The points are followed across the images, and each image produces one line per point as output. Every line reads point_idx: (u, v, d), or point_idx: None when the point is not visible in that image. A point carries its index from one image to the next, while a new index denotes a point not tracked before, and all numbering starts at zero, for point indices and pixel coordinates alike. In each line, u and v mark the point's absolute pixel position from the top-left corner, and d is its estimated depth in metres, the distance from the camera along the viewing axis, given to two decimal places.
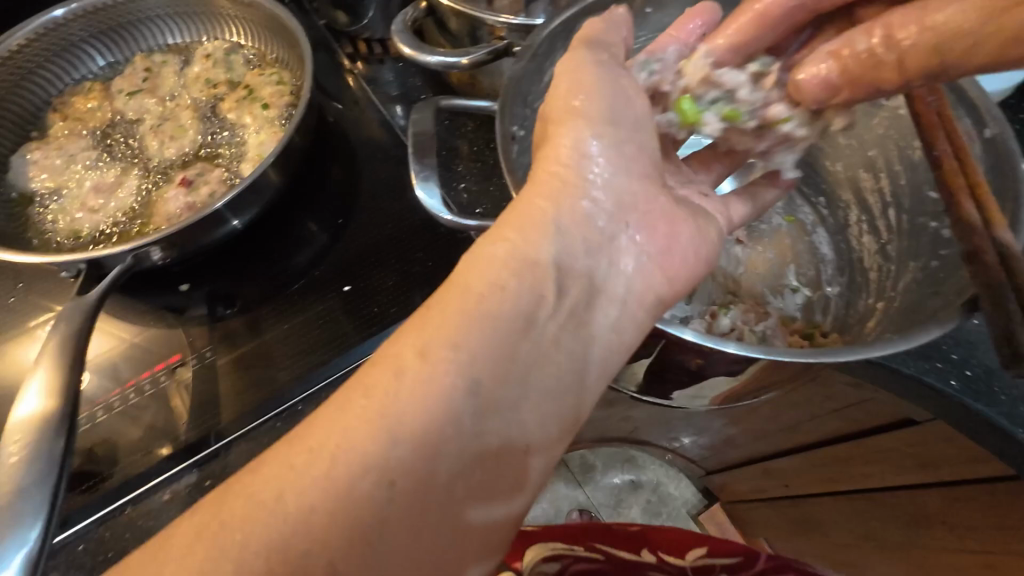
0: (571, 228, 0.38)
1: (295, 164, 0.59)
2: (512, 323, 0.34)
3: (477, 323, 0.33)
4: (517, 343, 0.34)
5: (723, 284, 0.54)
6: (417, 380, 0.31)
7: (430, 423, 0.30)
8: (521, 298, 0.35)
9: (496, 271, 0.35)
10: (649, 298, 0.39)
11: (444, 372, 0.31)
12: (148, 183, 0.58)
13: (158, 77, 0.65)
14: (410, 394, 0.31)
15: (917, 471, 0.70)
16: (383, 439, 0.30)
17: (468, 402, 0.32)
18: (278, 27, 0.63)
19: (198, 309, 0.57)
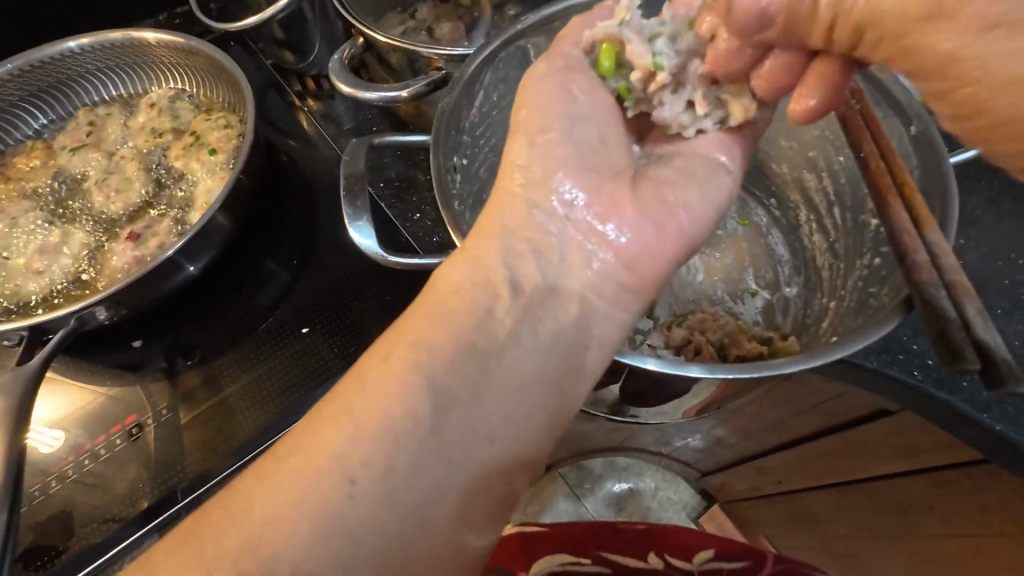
0: (521, 236, 0.37)
1: (244, 206, 0.58)
2: (468, 339, 0.33)
3: (430, 342, 0.33)
4: (472, 366, 0.33)
5: (684, 294, 0.54)
6: (371, 406, 0.31)
7: (388, 454, 0.30)
8: (473, 312, 0.34)
9: (449, 289, 0.35)
10: (618, 300, 0.37)
11: (399, 396, 0.31)
12: (96, 239, 0.57)
13: (102, 130, 0.64)
14: (363, 423, 0.30)
15: (898, 459, 0.70)
16: (332, 486, 0.28)
17: (426, 424, 0.31)
18: (219, 72, 0.62)
19: (155, 364, 0.56)
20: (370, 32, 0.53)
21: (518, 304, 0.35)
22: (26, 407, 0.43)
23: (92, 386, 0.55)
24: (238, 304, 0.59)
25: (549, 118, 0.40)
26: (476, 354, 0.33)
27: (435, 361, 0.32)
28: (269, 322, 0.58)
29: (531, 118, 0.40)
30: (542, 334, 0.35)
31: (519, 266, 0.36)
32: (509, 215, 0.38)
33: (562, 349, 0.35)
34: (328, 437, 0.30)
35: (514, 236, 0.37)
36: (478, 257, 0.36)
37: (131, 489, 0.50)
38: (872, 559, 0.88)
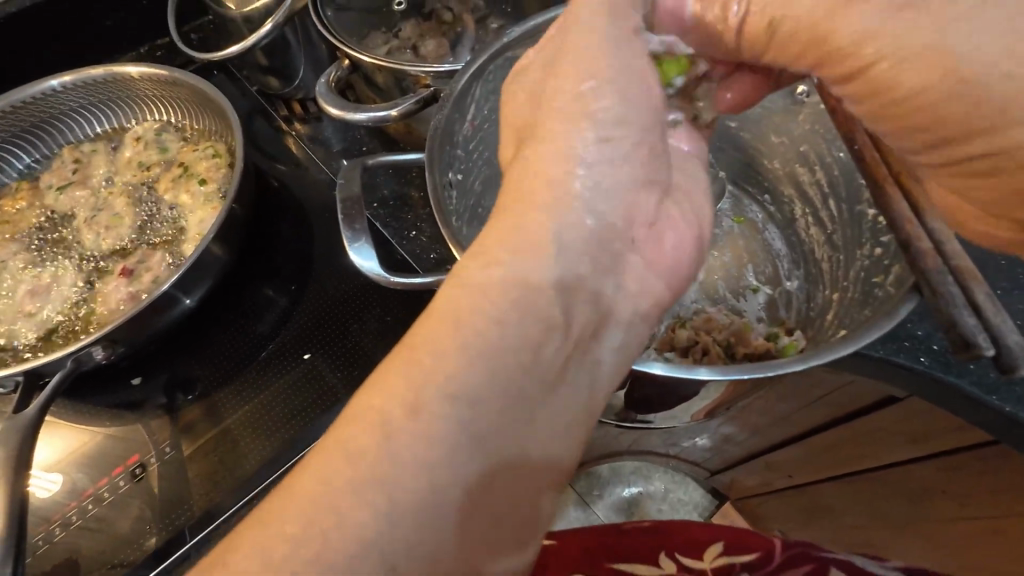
0: (566, 250, 0.31)
1: (238, 235, 0.57)
2: (510, 385, 0.28)
3: (468, 394, 0.27)
4: (520, 385, 0.28)
5: (685, 295, 0.54)
6: (403, 478, 0.25)
7: (424, 523, 0.25)
8: (517, 352, 0.28)
9: (479, 318, 0.28)
10: (659, 303, 0.34)
11: (437, 462, 0.26)
12: (88, 277, 0.57)
13: (88, 167, 0.64)
14: (393, 496, 0.25)
15: (908, 446, 0.70)
16: (363, 541, 0.24)
17: (468, 493, 0.26)
18: (205, 102, 0.62)
19: (155, 401, 0.55)
20: (356, 54, 0.53)
21: (564, 340, 0.30)
22: (27, 454, 0.42)
23: (91, 428, 0.54)
24: (236, 333, 0.58)
25: (575, 104, 0.34)
26: (520, 405, 0.28)
27: (474, 416, 0.27)
28: (270, 350, 0.58)
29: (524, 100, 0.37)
30: (587, 378, 0.30)
31: (565, 287, 0.30)
32: (553, 225, 0.31)
33: (602, 385, 0.31)
34: (349, 519, 0.25)
35: (564, 252, 0.31)
36: (508, 272, 0.30)
37: (138, 532, 0.49)
38: (888, 547, 0.88)
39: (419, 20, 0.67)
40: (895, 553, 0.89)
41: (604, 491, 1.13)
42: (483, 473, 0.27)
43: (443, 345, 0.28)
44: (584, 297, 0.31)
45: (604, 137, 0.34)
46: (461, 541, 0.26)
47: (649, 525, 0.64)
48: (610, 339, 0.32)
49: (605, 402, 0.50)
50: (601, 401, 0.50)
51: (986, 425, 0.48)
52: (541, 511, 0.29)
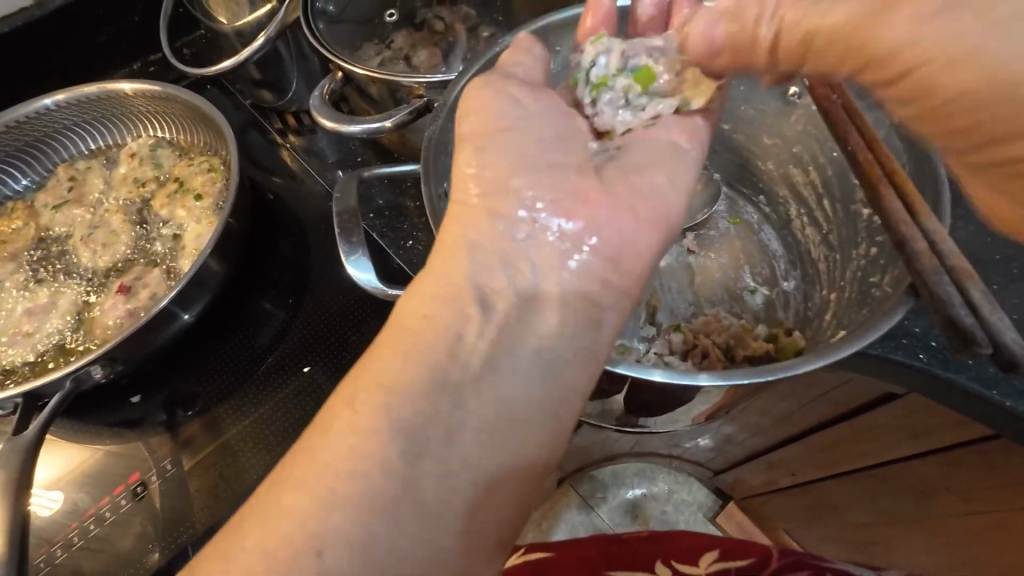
0: (484, 255, 0.38)
1: (235, 249, 0.57)
2: (439, 364, 0.33)
3: (399, 373, 0.33)
4: (449, 374, 0.33)
5: (683, 297, 0.54)
6: (344, 441, 0.31)
7: (367, 484, 0.30)
8: (444, 337, 0.34)
9: (415, 317, 0.36)
10: (596, 297, 0.38)
11: (375, 427, 0.31)
12: (86, 296, 0.56)
13: (83, 185, 0.64)
14: (343, 453, 0.30)
15: (910, 442, 0.70)
16: (315, 503, 0.29)
17: (408, 451, 0.31)
18: (199, 117, 0.62)
19: (156, 418, 0.54)
20: (349, 66, 0.53)
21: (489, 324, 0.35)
22: (28, 476, 0.41)
23: (91, 447, 0.53)
24: (233, 347, 0.58)
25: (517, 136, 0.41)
26: (450, 381, 0.33)
27: (408, 389, 0.32)
28: (269, 363, 0.57)
29: (506, 122, 0.40)
30: (519, 356, 0.35)
31: (486, 285, 0.37)
32: (474, 232, 0.38)
33: (544, 365, 0.35)
34: (309, 476, 0.30)
35: (481, 254, 0.38)
36: (443, 281, 0.37)
37: (140, 551, 0.48)
38: (893, 544, 0.88)
39: (410, 30, 0.68)
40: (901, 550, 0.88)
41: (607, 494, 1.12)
42: (416, 439, 0.31)
43: (387, 343, 0.35)
44: (512, 291, 0.37)
45: (528, 158, 0.40)
46: (407, 494, 0.30)
47: (648, 534, 0.66)
48: (543, 325, 0.36)
49: (604, 406, 0.50)
50: (601, 405, 0.50)
51: (987, 420, 0.48)
52: (504, 476, 0.32)
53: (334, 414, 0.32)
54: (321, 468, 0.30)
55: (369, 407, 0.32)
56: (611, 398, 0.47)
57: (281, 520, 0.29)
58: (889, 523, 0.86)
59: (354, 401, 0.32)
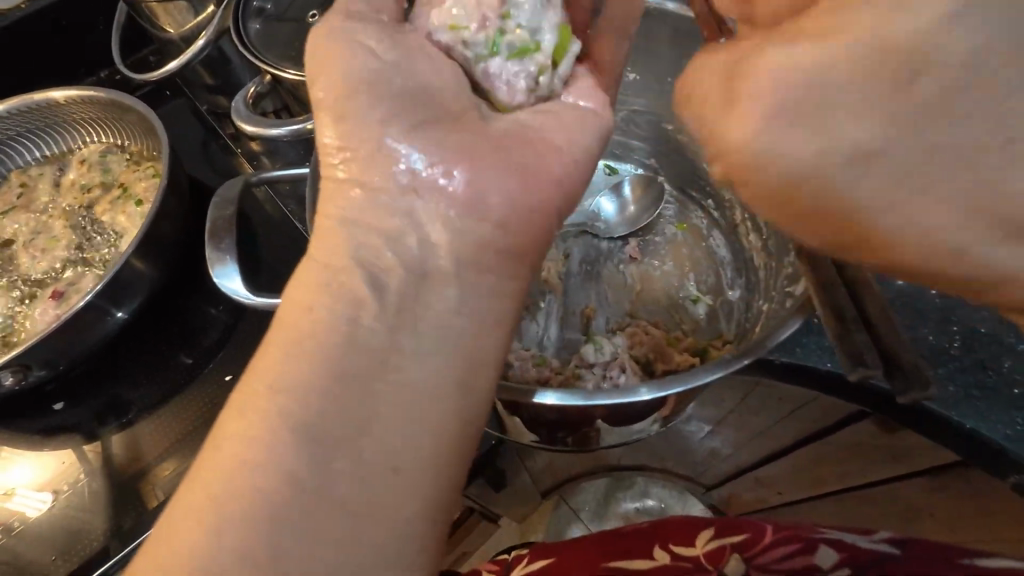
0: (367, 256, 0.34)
1: (165, 254, 0.56)
2: (338, 359, 0.31)
3: (292, 372, 0.31)
4: (348, 357, 0.31)
5: (621, 305, 0.51)
6: (249, 455, 0.29)
7: (277, 481, 0.29)
8: (335, 331, 0.32)
9: (306, 310, 0.33)
10: None
11: (276, 439, 0.29)
12: (20, 300, 0.56)
13: (33, 192, 0.64)
14: (244, 466, 0.29)
15: (888, 463, 0.67)
16: (224, 505, 0.28)
17: (322, 448, 0.29)
18: (141, 123, 0.62)
19: (81, 426, 0.54)
20: (276, 71, 0.53)
21: (387, 307, 0.33)
22: None
23: (21, 453, 0.53)
24: (167, 354, 0.57)
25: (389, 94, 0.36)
26: (345, 376, 0.31)
27: (300, 390, 0.30)
28: (199, 369, 0.56)
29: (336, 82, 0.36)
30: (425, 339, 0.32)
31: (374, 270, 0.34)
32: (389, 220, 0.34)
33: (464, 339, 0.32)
34: (219, 482, 0.29)
35: (386, 264, 0.34)
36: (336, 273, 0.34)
37: (48, 560, 0.48)
38: None
39: None
40: None
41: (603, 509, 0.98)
42: (324, 437, 0.30)
43: (269, 357, 0.32)
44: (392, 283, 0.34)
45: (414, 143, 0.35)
46: (327, 490, 0.29)
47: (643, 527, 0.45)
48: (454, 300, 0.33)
49: (509, 426, 0.46)
50: (506, 425, 0.46)
51: (951, 442, 0.45)
52: None
53: (230, 441, 0.30)
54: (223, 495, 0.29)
55: (270, 412, 0.30)
56: (509, 418, 0.44)
57: (193, 529, 0.28)
58: None
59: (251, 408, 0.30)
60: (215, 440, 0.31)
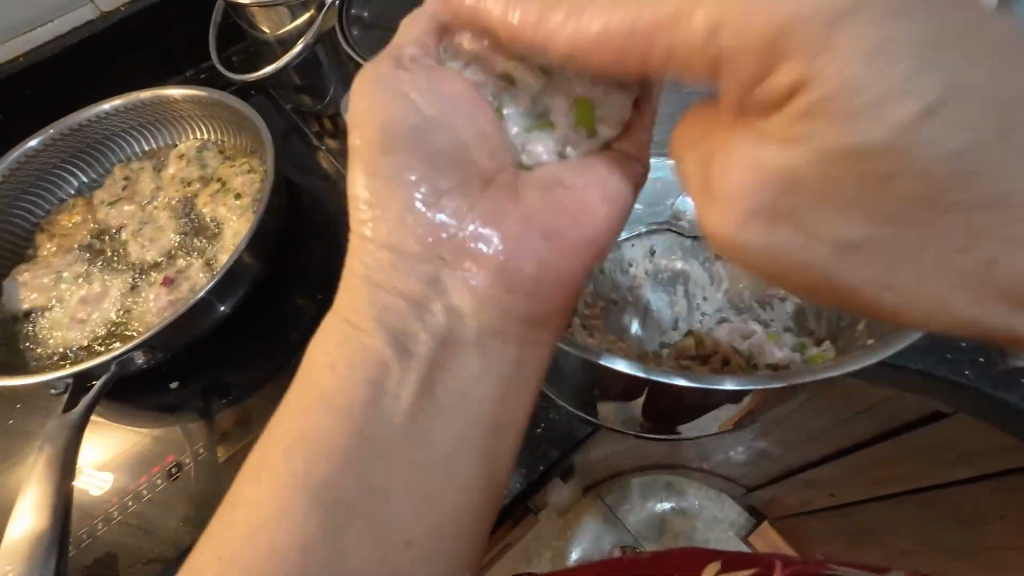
0: (396, 309, 0.41)
1: (270, 248, 0.59)
2: (356, 419, 0.37)
3: (315, 428, 0.36)
4: (366, 419, 0.37)
5: (720, 301, 0.54)
6: (265, 509, 0.34)
7: (297, 535, 0.34)
8: (354, 388, 0.38)
9: (326, 371, 0.39)
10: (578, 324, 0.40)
11: (295, 493, 0.35)
12: (134, 286, 0.60)
13: (136, 184, 0.68)
14: (271, 513, 0.34)
15: (957, 465, 0.67)
16: (244, 563, 0.33)
17: (334, 506, 0.35)
18: (242, 121, 0.65)
19: (192, 406, 0.57)
20: None
21: (410, 375, 0.39)
22: (76, 450, 0.43)
23: (135, 431, 0.56)
24: (267, 342, 0.60)
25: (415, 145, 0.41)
26: (367, 434, 0.36)
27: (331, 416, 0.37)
28: (298, 357, 0.60)
29: (370, 129, 0.40)
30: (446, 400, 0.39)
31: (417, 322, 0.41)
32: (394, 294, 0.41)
33: None
34: (241, 536, 0.34)
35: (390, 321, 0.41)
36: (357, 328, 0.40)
37: (172, 529, 0.51)
38: None
39: None
40: None
41: None
42: (336, 496, 0.35)
43: (301, 400, 0.38)
44: (429, 327, 0.40)
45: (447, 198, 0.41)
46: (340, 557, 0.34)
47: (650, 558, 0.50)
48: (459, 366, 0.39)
49: (608, 410, 0.49)
50: (604, 409, 0.50)
51: None
52: None
53: (265, 478, 0.35)
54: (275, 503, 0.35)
55: (292, 469, 0.35)
56: (611, 401, 0.47)
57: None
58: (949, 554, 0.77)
59: (276, 462, 0.36)
60: (239, 489, 0.36)
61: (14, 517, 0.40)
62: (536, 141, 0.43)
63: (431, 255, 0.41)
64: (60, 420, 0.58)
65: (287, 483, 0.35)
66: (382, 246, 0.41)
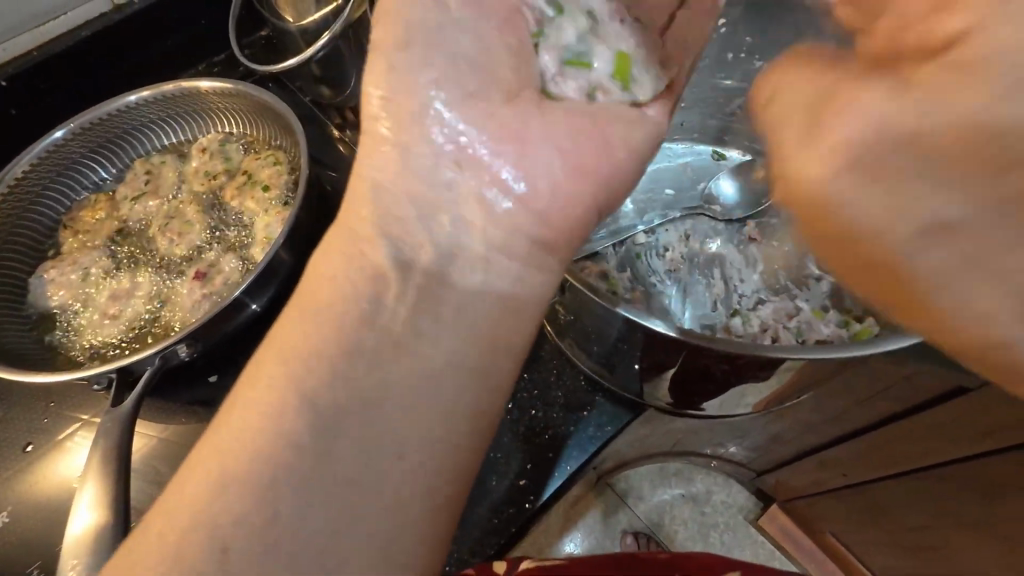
0: (400, 219, 0.37)
1: (303, 243, 0.59)
2: (352, 336, 0.34)
3: (309, 343, 0.34)
4: (360, 333, 0.34)
5: (762, 282, 0.56)
6: (251, 427, 0.33)
7: (272, 459, 0.32)
8: (353, 298, 0.35)
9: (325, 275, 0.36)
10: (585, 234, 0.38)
11: (286, 408, 0.33)
12: (165, 281, 0.60)
13: (159, 178, 0.67)
14: (249, 433, 0.33)
15: (975, 442, 0.64)
16: (214, 490, 0.31)
17: (322, 434, 0.33)
18: (269, 113, 0.64)
19: (229, 399, 0.57)
20: None
21: (410, 287, 0.36)
22: (128, 447, 0.43)
23: (171, 427, 0.56)
24: None
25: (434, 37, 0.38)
26: (362, 355, 0.34)
27: (333, 338, 0.34)
28: None
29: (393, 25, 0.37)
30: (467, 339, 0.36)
31: (436, 236, 0.37)
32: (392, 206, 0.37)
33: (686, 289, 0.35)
34: (217, 458, 0.32)
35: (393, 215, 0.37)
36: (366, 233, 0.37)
37: None
38: (954, 553, 0.78)
39: None
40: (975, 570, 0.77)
41: (645, 494, 1.14)
42: (324, 422, 0.33)
43: (299, 308, 0.35)
44: (434, 240, 0.37)
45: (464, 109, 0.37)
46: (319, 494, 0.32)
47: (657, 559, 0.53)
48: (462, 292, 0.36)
49: (656, 387, 0.50)
50: (652, 387, 0.50)
51: None
52: None
53: (251, 394, 0.34)
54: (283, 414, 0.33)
55: (280, 390, 0.33)
56: (660, 377, 0.48)
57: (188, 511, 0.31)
58: (961, 534, 0.75)
59: (266, 377, 0.34)
60: (231, 408, 0.34)
61: (74, 514, 0.40)
62: (568, 77, 0.40)
63: (447, 161, 0.37)
64: (70, 428, 0.57)
65: (295, 400, 0.33)
66: (389, 145, 0.38)
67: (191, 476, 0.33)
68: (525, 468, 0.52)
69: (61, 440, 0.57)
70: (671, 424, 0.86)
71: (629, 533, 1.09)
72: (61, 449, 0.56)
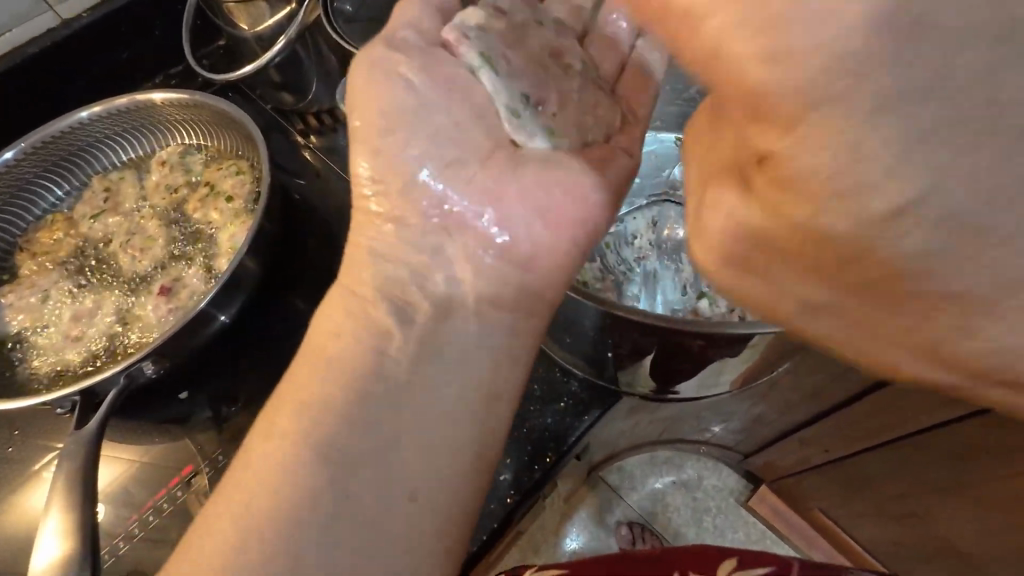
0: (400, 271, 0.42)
1: (269, 251, 0.58)
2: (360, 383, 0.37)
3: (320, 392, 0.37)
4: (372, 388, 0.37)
5: None
6: (262, 473, 0.35)
7: (295, 513, 0.34)
8: (358, 351, 0.39)
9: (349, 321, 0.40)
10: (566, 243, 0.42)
11: (301, 459, 0.35)
12: (130, 299, 0.59)
13: (118, 194, 0.66)
14: (265, 480, 0.35)
15: (943, 410, 0.65)
16: (237, 550, 0.33)
17: (340, 477, 0.35)
18: (228, 122, 0.63)
19: (202, 415, 0.56)
20: None
21: (411, 339, 0.40)
22: (94, 471, 0.42)
23: (144, 447, 0.55)
24: (272, 347, 0.58)
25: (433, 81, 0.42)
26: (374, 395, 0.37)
27: (335, 412, 0.37)
28: None
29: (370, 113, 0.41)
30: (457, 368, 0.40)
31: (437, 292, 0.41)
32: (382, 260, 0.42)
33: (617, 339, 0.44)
34: (234, 506, 0.34)
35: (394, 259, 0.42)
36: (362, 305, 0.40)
37: None
38: (932, 520, 0.80)
39: None
40: (956, 534, 0.78)
41: (637, 483, 1.15)
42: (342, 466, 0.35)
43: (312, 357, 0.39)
44: (430, 298, 0.41)
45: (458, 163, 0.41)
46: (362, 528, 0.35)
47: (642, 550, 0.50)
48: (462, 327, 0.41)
49: (633, 372, 0.50)
50: (628, 372, 0.50)
51: None
52: None
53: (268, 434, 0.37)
54: (271, 481, 0.35)
55: (299, 435, 0.36)
56: (638, 363, 0.48)
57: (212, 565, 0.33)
58: (938, 500, 0.77)
59: (282, 417, 0.37)
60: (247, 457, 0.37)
61: (38, 544, 0.39)
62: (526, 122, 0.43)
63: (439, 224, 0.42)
64: (43, 458, 0.56)
65: (281, 459, 0.35)
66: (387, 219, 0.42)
67: (213, 518, 0.35)
68: (506, 463, 0.52)
69: (33, 470, 0.55)
70: (656, 413, 0.86)
71: (623, 523, 1.10)
72: (36, 479, 0.55)
